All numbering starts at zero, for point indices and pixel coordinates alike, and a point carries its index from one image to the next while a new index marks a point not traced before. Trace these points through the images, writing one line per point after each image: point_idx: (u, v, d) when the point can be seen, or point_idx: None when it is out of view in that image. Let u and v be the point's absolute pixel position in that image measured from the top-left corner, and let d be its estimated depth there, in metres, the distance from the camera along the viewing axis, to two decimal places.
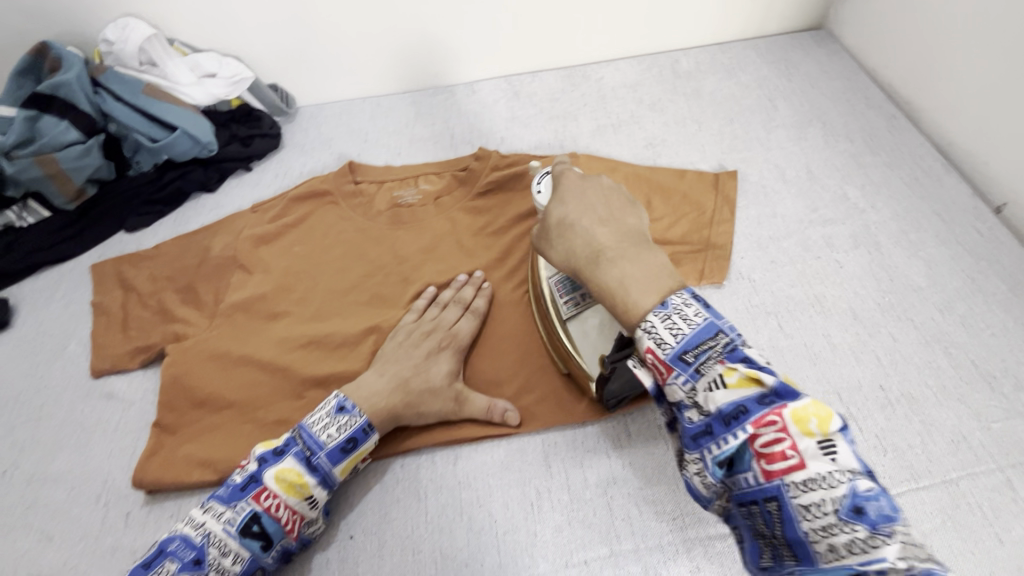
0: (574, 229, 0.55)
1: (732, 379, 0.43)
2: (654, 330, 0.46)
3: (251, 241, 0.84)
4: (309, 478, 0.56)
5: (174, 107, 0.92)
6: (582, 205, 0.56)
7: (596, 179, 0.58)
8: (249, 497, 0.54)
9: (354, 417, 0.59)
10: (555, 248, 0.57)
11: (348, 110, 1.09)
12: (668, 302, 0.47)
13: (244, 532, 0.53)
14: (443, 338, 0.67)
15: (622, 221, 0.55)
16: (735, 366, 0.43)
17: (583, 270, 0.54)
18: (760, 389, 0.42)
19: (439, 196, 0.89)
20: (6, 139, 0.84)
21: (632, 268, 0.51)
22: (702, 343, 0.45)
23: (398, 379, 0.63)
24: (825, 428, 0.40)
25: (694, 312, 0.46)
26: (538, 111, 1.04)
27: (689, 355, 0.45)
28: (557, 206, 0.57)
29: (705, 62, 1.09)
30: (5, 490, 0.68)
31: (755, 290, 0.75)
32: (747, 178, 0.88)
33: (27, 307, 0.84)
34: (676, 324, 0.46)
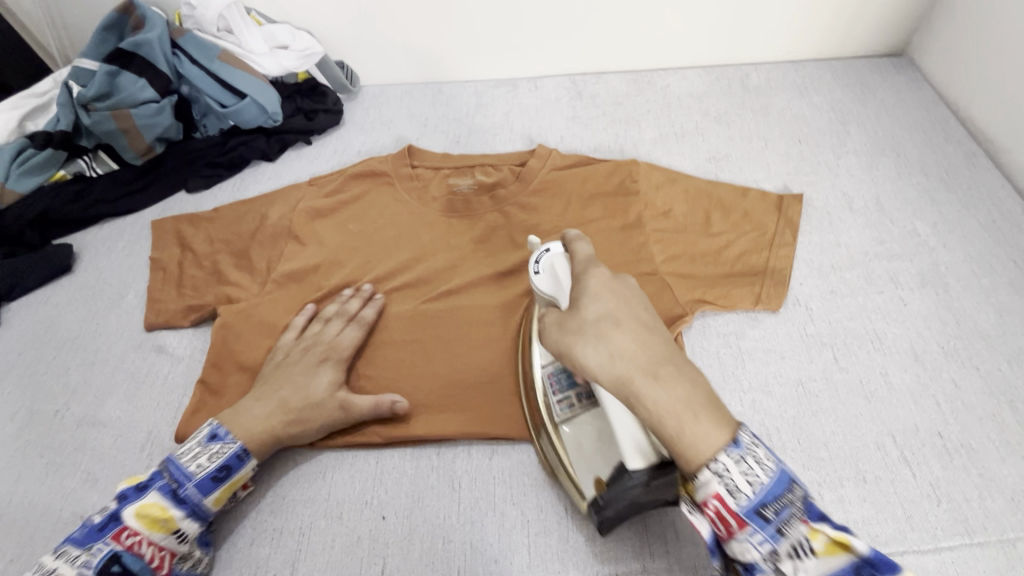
0: (618, 332, 0.48)
1: (817, 543, 0.43)
2: (726, 474, 0.43)
3: (307, 214, 0.86)
4: (174, 511, 0.55)
5: (245, 75, 0.93)
6: (624, 302, 0.50)
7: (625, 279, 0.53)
8: (108, 536, 0.53)
9: (227, 444, 0.59)
10: (592, 347, 0.48)
11: (410, 94, 1.09)
12: (739, 438, 0.44)
13: (104, 573, 0.52)
14: (323, 351, 0.66)
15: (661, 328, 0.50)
16: (819, 527, 0.43)
17: (631, 383, 0.46)
18: (851, 559, 0.42)
19: (495, 188, 0.89)
20: (87, 91, 0.87)
21: (692, 393, 0.45)
22: (779, 496, 0.44)
23: (279, 401, 0.62)
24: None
25: (766, 458, 0.44)
26: (600, 113, 1.03)
27: (768, 510, 0.43)
28: (592, 306, 0.50)
29: (777, 78, 1.06)
30: (54, 429, 0.70)
31: (812, 319, 0.73)
32: (812, 203, 0.85)
33: (89, 254, 0.87)
34: (751, 470, 0.43)
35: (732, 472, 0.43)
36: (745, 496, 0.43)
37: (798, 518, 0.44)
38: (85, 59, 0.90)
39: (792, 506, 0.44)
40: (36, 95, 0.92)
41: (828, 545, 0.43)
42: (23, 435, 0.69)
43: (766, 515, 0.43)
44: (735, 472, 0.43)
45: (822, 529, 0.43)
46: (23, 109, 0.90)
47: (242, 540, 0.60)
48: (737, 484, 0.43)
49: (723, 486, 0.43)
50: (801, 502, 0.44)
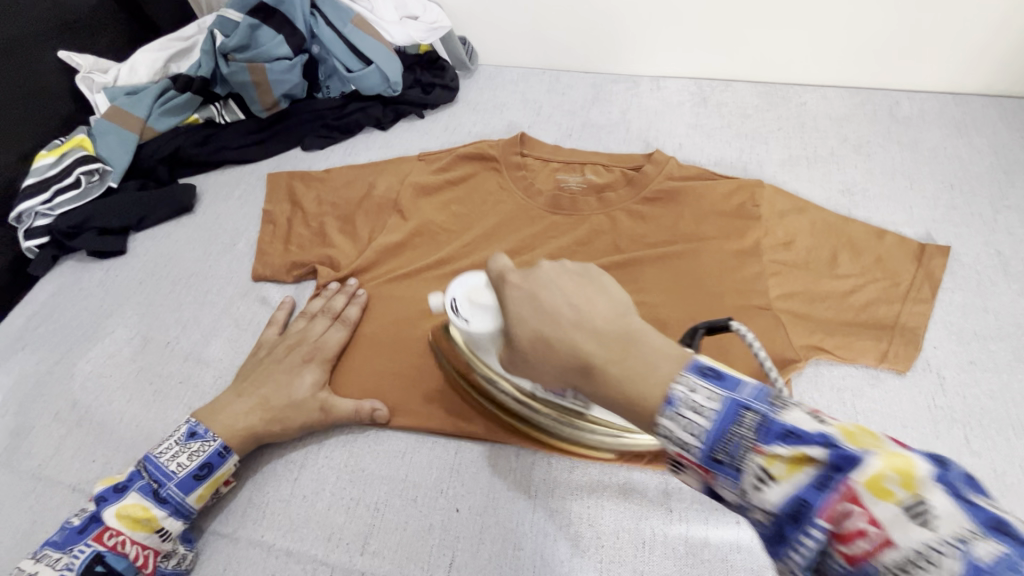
0: (551, 345, 0.43)
1: (777, 469, 0.33)
2: (671, 433, 0.37)
3: (414, 189, 0.86)
4: (156, 510, 0.57)
5: (373, 41, 0.94)
6: (539, 313, 0.44)
7: (537, 272, 0.47)
8: (90, 538, 0.55)
9: (207, 442, 0.60)
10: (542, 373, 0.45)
11: (526, 78, 1.07)
12: (672, 396, 0.37)
13: (86, 573, 0.53)
14: (308, 350, 0.69)
15: (594, 311, 0.43)
16: (775, 449, 0.33)
17: (580, 386, 0.43)
18: (813, 472, 0.32)
19: (604, 190, 0.86)
20: (229, 42, 0.90)
21: (640, 367, 0.39)
22: (729, 431, 0.35)
23: (259, 398, 0.64)
24: (913, 486, 0.30)
25: (706, 396, 0.36)
26: (724, 124, 0.97)
27: (722, 453, 0.36)
28: (517, 330, 0.45)
29: (932, 110, 0.95)
30: (162, 359, 0.74)
31: (943, 390, 0.66)
32: (958, 257, 0.77)
33: (209, 197, 0.91)
34: (688, 420, 0.36)
35: (674, 431, 0.37)
36: (694, 446, 0.36)
37: (752, 447, 0.34)
38: (230, 10, 0.93)
39: (744, 437, 0.35)
40: (181, 40, 0.97)
41: (789, 466, 0.33)
42: (137, 360, 0.74)
43: (720, 458, 0.36)
44: (677, 430, 0.37)
45: (779, 451, 0.33)
46: (169, 51, 0.95)
47: (319, 501, 0.61)
48: (685, 439, 0.37)
49: (674, 445, 0.37)
50: (755, 425, 0.35)
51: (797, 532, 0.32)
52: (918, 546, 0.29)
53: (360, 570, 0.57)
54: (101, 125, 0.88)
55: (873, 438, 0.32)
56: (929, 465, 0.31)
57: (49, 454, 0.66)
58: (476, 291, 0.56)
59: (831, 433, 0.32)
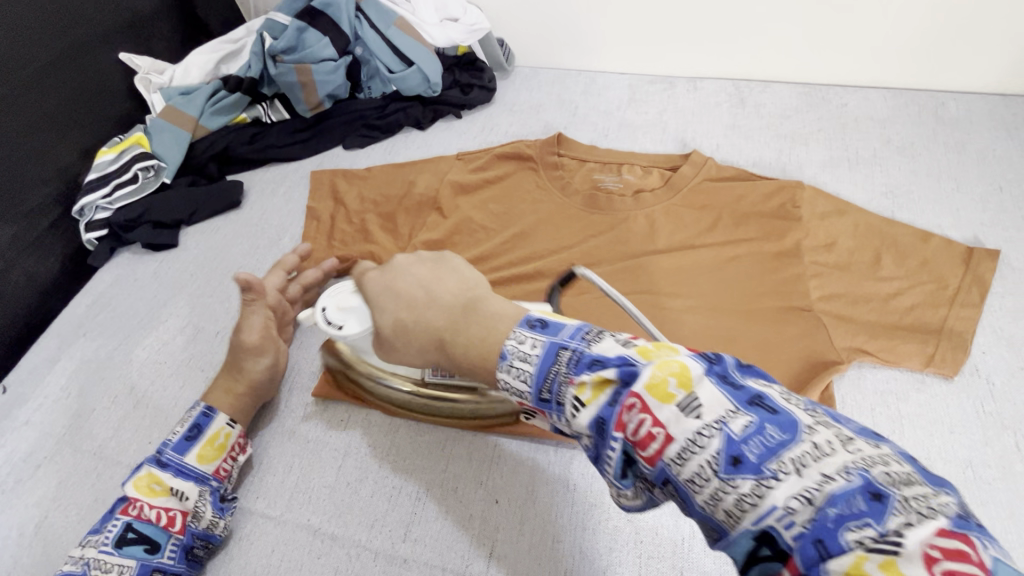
0: (410, 325, 0.54)
1: (586, 396, 0.39)
2: (510, 387, 0.43)
3: (453, 187, 0.88)
4: (162, 474, 0.59)
5: (415, 42, 0.97)
6: (395, 299, 0.56)
7: (392, 267, 0.59)
8: (118, 514, 0.57)
9: (191, 409, 0.63)
10: (407, 353, 0.55)
11: (562, 80, 1.08)
12: (505, 351, 0.44)
13: (120, 542, 0.55)
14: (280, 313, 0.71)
15: (435, 287, 0.54)
16: (580, 379, 0.39)
17: (438, 358, 0.53)
18: (613, 391, 0.38)
19: (640, 190, 0.86)
20: (278, 44, 0.93)
21: (472, 329, 0.48)
22: (548, 374, 0.41)
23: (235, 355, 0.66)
24: (685, 384, 0.36)
25: (531, 346, 0.43)
26: (762, 125, 0.96)
27: (547, 391, 0.41)
28: (383, 317, 0.57)
29: (981, 112, 0.93)
30: (214, 348, 0.77)
31: (993, 396, 0.64)
32: (1008, 262, 0.75)
33: (256, 194, 0.94)
34: (518, 369, 0.42)
35: (510, 382, 0.43)
36: (526, 392, 0.42)
37: (566, 380, 0.40)
38: (279, 14, 0.97)
39: (559, 372, 0.40)
40: (232, 42, 1.01)
41: (595, 390, 0.38)
42: (188, 348, 0.77)
43: (545, 398, 0.41)
44: (512, 380, 0.43)
45: (585, 379, 0.39)
46: (220, 53, 0.99)
47: (362, 489, 0.63)
48: (517, 388, 0.43)
49: (514, 396, 0.43)
50: (567, 362, 0.40)
51: (604, 445, 0.38)
52: (691, 433, 0.34)
53: (402, 556, 0.58)
54: (156, 123, 0.92)
55: (668, 351, 0.38)
56: (700, 365, 0.37)
57: (108, 436, 0.69)
58: (343, 299, 0.63)
59: (625, 358, 0.38)
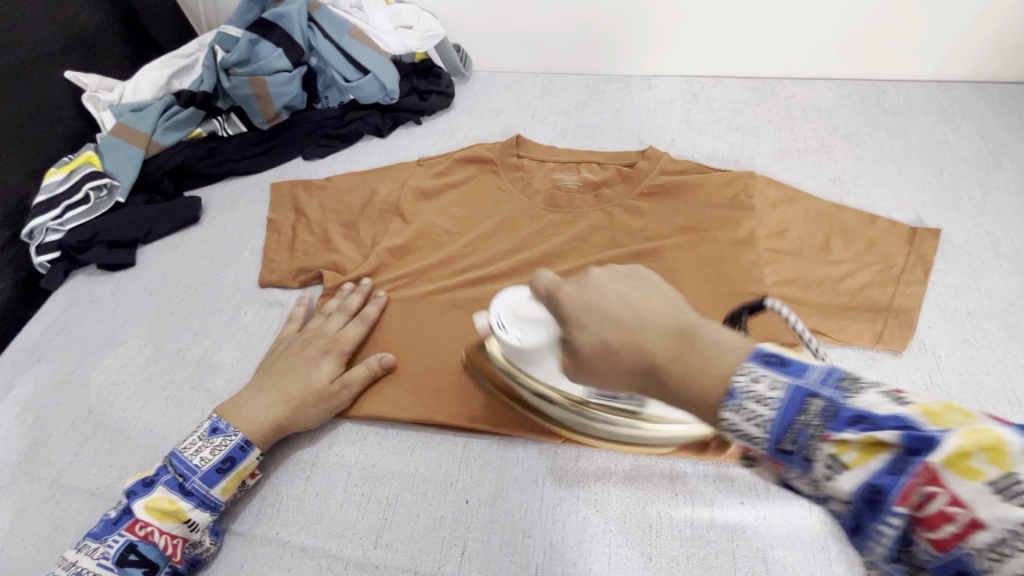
0: (614, 350, 0.44)
1: (848, 458, 0.32)
2: (735, 427, 0.36)
3: (414, 193, 0.88)
4: (182, 502, 0.58)
5: (370, 51, 0.97)
6: (597, 318, 0.45)
7: (587, 277, 0.48)
8: (123, 529, 0.57)
9: (229, 436, 0.62)
10: (608, 377, 0.46)
11: (520, 82, 1.09)
12: (733, 387, 0.36)
13: (122, 560, 0.56)
14: (325, 343, 0.71)
15: (642, 305, 0.44)
16: (844, 438, 0.32)
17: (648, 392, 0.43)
18: (890, 458, 0.31)
19: (600, 188, 0.87)
20: (230, 57, 0.93)
21: (699, 360, 0.38)
22: (792, 422, 0.34)
23: (279, 391, 0.65)
24: (1000, 462, 0.28)
25: (767, 386, 0.35)
26: (716, 119, 0.99)
27: (789, 443, 0.34)
28: (580, 335, 0.46)
29: (920, 98, 0.97)
30: (176, 366, 0.75)
31: (940, 368, 0.67)
32: (949, 240, 0.78)
33: (215, 208, 0.93)
34: (750, 411, 0.35)
35: (738, 423, 0.36)
36: (759, 439, 0.35)
37: (818, 436, 0.33)
38: (230, 27, 0.96)
39: (811, 425, 0.33)
40: (184, 57, 1.00)
41: (862, 453, 0.32)
42: (149, 368, 0.75)
43: (786, 450, 0.34)
44: (741, 422, 0.36)
45: (848, 438, 0.32)
46: (172, 68, 0.98)
47: (331, 498, 0.63)
48: (746, 432, 0.35)
49: (736, 438, 0.36)
50: (820, 413, 0.33)
51: (874, 519, 0.31)
52: (1014, 526, 0.27)
53: (373, 563, 0.58)
54: (108, 142, 0.91)
55: (964, 417, 0.31)
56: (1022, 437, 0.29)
57: (66, 462, 0.68)
58: (524, 305, 0.60)
59: (911, 420, 0.31)
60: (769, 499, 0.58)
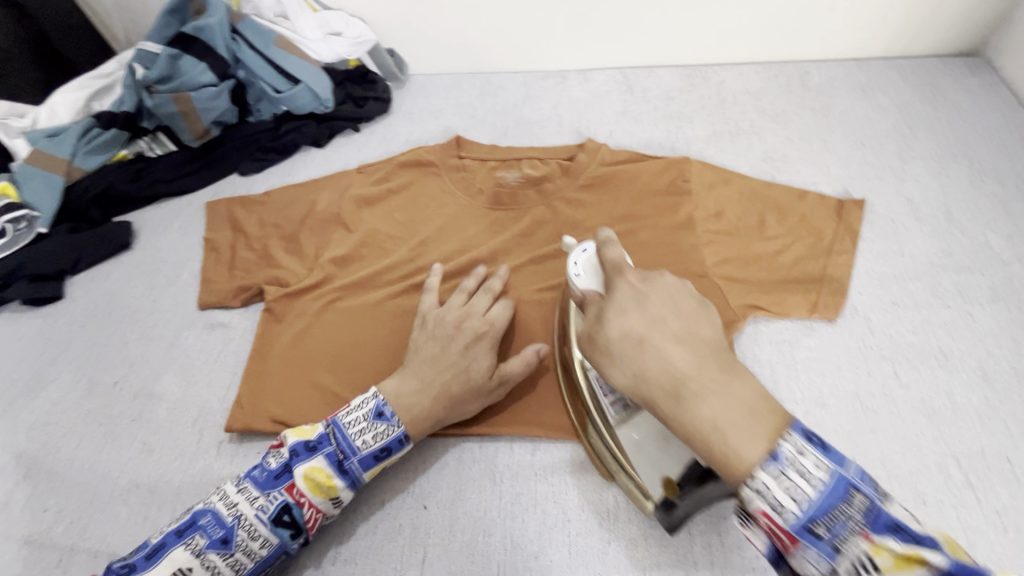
0: (647, 349, 0.46)
1: (882, 559, 0.36)
2: (766, 490, 0.40)
3: (355, 201, 0.86)
4: (337, 480, 0.57)
5: (299, 60, 0.95)
6: (647, 316, 0.48)
7: (659, 278, 0.51)
8: (282, 488, 0.56)
9: (392, 426, 0.59)
10: (618, 368, 0.47)
11: (457, 84, 1.08)
12: (778, 452, 0.40)
13: (275, 520, 0.55)
14: (478, 328, 0.65)
15: (696, 333, 0.47)
16: (883, 541, 0.36)
17: (658, 404, 0.45)
18: (925, 572, 0.35)
19: (542, 182, 0.87)
20: (150, 74, 0.90)
21: (725, 409, 0.42)
22: (833, 509, 0.38)
23: (439, 386, 0.61)
24: None
25: (813, 466, 0.39)
26: (651, 108, 1.01)
27: (821, 526, 0.39)
28: (616, 320, 0.48)
29: (840, 77, 1.01)
30: (115, 400, 0.73)
31: (871, 331, 0.70)
32: (874, 209, 0.82)
33: (147, 232, 0.90)
34: (793, 482, 0.39)
35: (771, 488, 0.39)
36: (790, 512, 0.39)
37: (857, 531, 0.37)
38: (149, 42, 0.92)
39: (851, 519, 0.38)
40: (102, 76, 0.95)
41: (895, 560, 0.36)
42: (85, 404, 0.73)
43: (815, 531, 0.39)
44: (775, 488, 0.39)
45: (887, 544, 0.36)
46: (89, 89, 0.94)
47: None
48: (779, 500, 0.39)
49: (764, 501, 0.40)
50: (863, 512, 0.38)
51: None
52: None
53: None
54: (23, 171, 0.86)
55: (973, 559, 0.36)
56: None
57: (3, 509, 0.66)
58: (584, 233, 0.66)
59: (942, 546, 0.36)
60: None
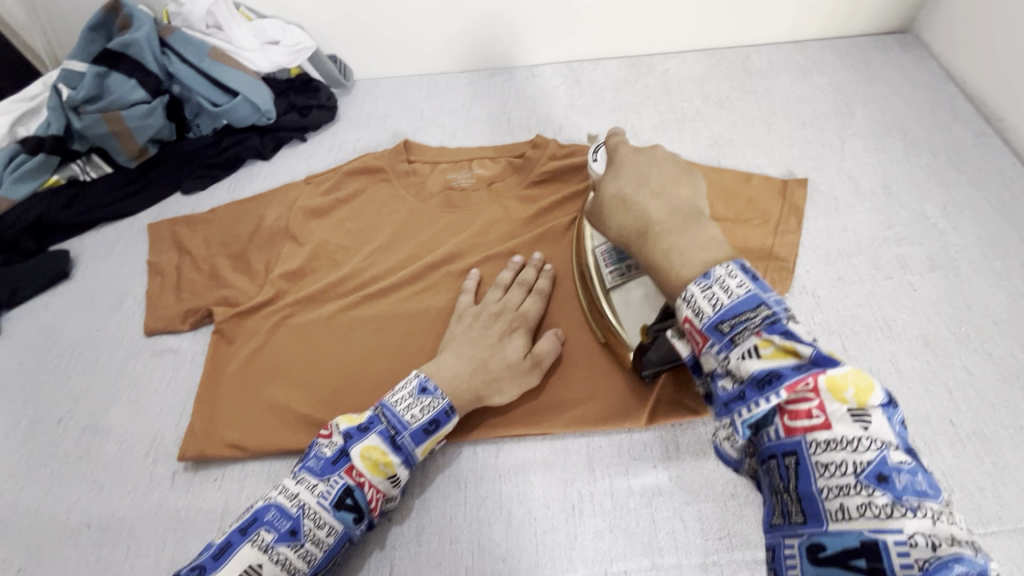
0: (627, 201, 0.52)
1: (766, 350, 0.39)
2: (691, 297, 0.43)
3: (304, 213, 0.84)
4: (393, 456, 0.56)
5: (237, 72, 0.92)
6: (632, 178, 0.54)
7: (651, 151, 0.56)
8: (342, 471, 0.54)
9: (436, 398, 0.59)
10: (610, 222, 0.53)
11: (404, 87, 1.07)
12: (710, 271, 0.44)
13: (338, 504, 0.53)
14: (513, 319, 0.66)
15: (675, 194, 0.51)
16: (772, 337, 0.39)
17: (631, 245, 0.51)
18: (796, 360, 0.38)
19: (493, 182, 0.87)
20: (77, 94, 0.86)
21: (681, 240, 0.47)
22: (742, 313, 0.41)
23: (476, 360, 0.62)
24: (861, 399, 0.37)
25: (737, 283, 0.42)
26: (599, 101, 1.01)
27: (727, 325, 0.41)
28: (611, 181, 0.55)
29: (780, 60, 1.03)
30: (60, 437, 0.70)
31: (819, 308, 0.72)
32: (817, 188, 0.84)
33: (86, 260, 0.86)
34: (714, 292, 0.43)
35: (698, 295, 0.43)
36: (706, 312, 0.42)
37: (752, 331, 0.40)
38: (73, 61, 0.88)
39: (751, 321, 0.41)
40: (26, 100, 0.91)
41: (776, 351, 0.39)
42: (29, 445, 0.70)
43: (722, 329, 0.41)
44: (700, 296, 0.43)
45: (774, 338, 0.39)
46: (13, 114, 0.89)
47: None
48: (700, 304, 0.43)
49: (688, 308, 0.43)
50: (764, 319, 0.40)
51: (756, 396, 0.38)
52: (848, 435, 0.36)
53: None
54: None
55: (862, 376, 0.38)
56: (881, 396, 0.38)
57: None
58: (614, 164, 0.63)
59: (819, 346, 0.39)
60: (679, 457, 0.60)
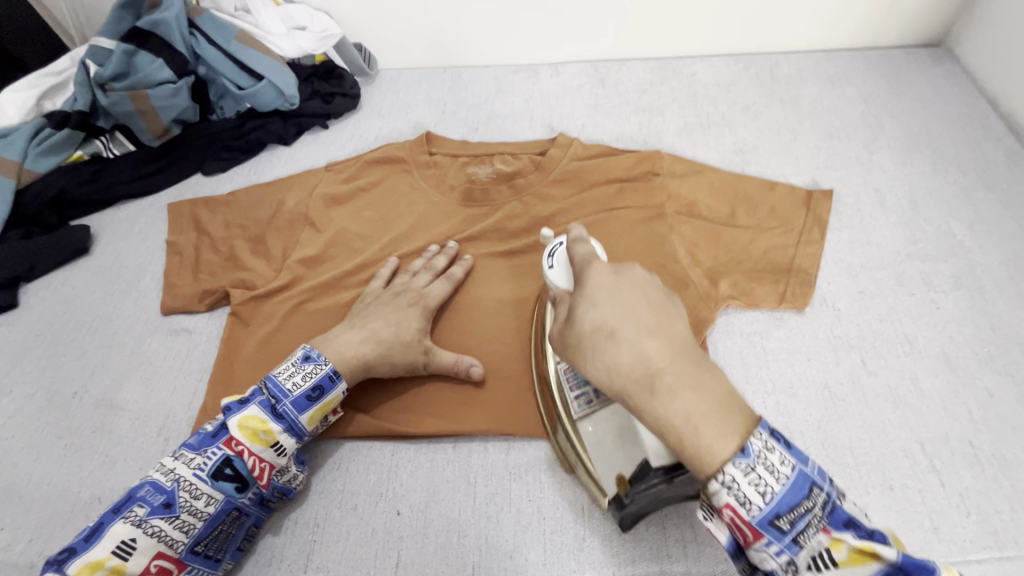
0: (616, 343, 0.44)
1: (840, 554, 0.39)
2: (735, 485, 0.40)
3: (323, 200, 0.84)
4: (273, 425, 0.57)
5: (261, 55, 0.92)
6: (625, 308, 0.45)
7: (630, 269, 0.48)
8: (220, 442, 0.55)
9: (320, 365, 0.60)
10: (592, 364, 0.44)
11: (428, 78, 1.07)
12: (748, 446, 0.40)
13: (216, 475, 0.55)
14: (413, 296, 0.69)
15: (671, 330, 0.44)
16: (841, 536, 0.39)
17: (634, 398, 0.43)
18: (880, 565, 0.38)
19: (514, 178, 0.86)
20: (104, 71, 0.86)
21: (697, 399, 0.41)
22: (796, 506, 0.40)
23: (370, 330, 0.64)
24: None
25: (780, 460, 0.40)
26: (624, 101, 1.00)
27: (783, 520, 0.40)
28: (589, 310, 0.46)
29: (809, 68, 1.02)
30: (75, 411, 0.71)
31: (839, 321, 0.71)
32: (842, 199, 0.83)
33: (107, 236, 0.87)
34: (762, 478, 0.40)
35: (741, 483, 0.40)
36: (756, 506, 0.40)
37: (818, 527, 0.40)
38: (102, 38, 0.89)
39: (811, 513, 0.40)
40: (53, 74, 0.91)
41: (852, 554, 0.39)
42: (43, 417, 0.70)
43: (780, 525, 0.40)
44: (744, 484, 0.40)
45: (845, 538, 0.39)
46: (39, 88, 0.90)
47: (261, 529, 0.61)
48: (747, 495, 0.40)
49: (732, 497, 0.40)
50: (821, 506, 0.40)
51: None
52: None
53: None
54: None
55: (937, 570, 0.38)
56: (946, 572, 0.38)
57: None
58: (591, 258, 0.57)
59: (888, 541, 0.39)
60: None
